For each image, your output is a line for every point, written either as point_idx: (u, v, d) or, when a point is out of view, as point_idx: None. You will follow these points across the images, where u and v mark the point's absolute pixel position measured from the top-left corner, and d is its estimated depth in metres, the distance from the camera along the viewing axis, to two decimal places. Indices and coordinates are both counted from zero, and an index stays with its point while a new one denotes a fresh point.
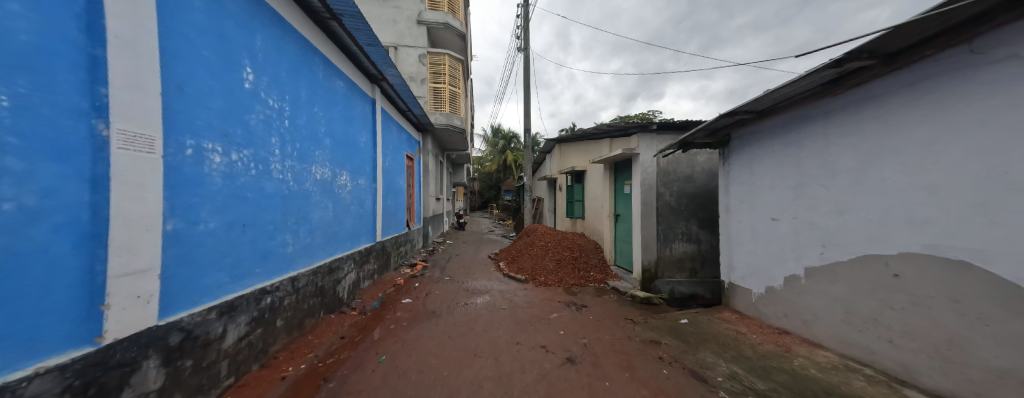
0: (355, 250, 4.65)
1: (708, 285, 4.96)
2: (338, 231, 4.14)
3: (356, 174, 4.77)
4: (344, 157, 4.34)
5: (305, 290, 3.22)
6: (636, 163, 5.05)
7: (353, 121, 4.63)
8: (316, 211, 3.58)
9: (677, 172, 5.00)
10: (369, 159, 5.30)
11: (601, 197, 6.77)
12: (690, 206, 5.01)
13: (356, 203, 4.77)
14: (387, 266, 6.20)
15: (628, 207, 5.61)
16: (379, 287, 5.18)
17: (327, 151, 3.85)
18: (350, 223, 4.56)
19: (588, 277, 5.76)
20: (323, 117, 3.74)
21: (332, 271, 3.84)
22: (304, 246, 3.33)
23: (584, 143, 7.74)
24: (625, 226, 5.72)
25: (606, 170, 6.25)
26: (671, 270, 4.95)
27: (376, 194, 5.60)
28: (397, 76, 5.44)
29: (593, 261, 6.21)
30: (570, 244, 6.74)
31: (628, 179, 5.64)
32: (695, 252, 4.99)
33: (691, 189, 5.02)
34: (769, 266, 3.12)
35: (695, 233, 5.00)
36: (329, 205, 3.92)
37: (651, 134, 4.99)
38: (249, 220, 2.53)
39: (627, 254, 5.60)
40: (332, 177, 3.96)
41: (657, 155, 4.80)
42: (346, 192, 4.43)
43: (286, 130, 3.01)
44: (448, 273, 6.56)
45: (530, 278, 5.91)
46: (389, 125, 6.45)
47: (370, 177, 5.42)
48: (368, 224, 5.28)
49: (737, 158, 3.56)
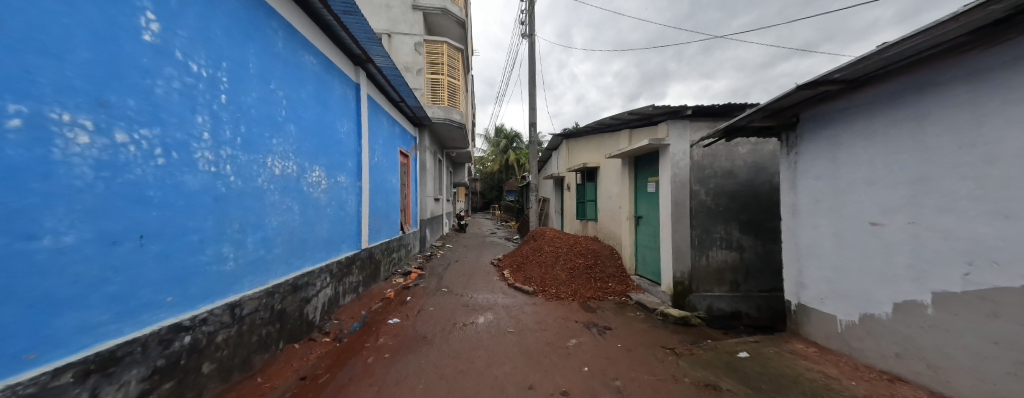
0: (332, 261, 3.92)
1: (756, 300, 4.15)
2: (308, 239, 3.41)
3: (335, 170, 4.04)
4: (317, 149, 3.60)
5: (252, 318, 2.48)
6: (666, 156, 4.27)
7: (329, 106, 3.89)
8: (273, 215, 2.85)
9: (714, 166, 4.22)
10: (351, 153, 4.56)
11: (618, 197, 6.00)
12: (729, 207, 4.23)
13: (334, 206, 4.05)
14: (376, 276, 5.47)
15: (653, 209, 4.83)
16: (364, 303, 4.45)
17: (292, 141, 3.12)
18: (326, 228, 3.82)
19: (606, 289, 5.00)
20: (285, 97, 3.01)
21: (297, 289, 3.11)
22: (255, 260, 2.60)
23: (597, 137, 6.97)
24: (649, 230, 4.94)
25: (626, 166, 5.48)
26: (709, 283, 4.17)
27: (361, 194, 4.85)
28: (385, 57, 4.70)
29: (610, 270, 5.44)
30: (583, 250, 5.96)
31: (653, 176, 4.87)
32: (737, 261, 4.19)
33: (730, 187, 4.23)
34: (866, 287, 2.33)
35: (736, 239, 4.21)
36: (295, 207, 3.20)
37: (683, 122, 4.20)
38: (153, 229, 1.80)
39: (653, 264, 4.82)
40: (298, 173, 3.23)
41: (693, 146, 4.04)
42: (320, 191, 3.69)
43: (223, 108, 2.27)
44: (445, 284, 5.81)
45: (539, 290, 5.15)
46: (378, 117, 5.73)
47: (354, 174, 4.69)
48: (351, 229, 4.54)
49: (811, 144, 2.77)
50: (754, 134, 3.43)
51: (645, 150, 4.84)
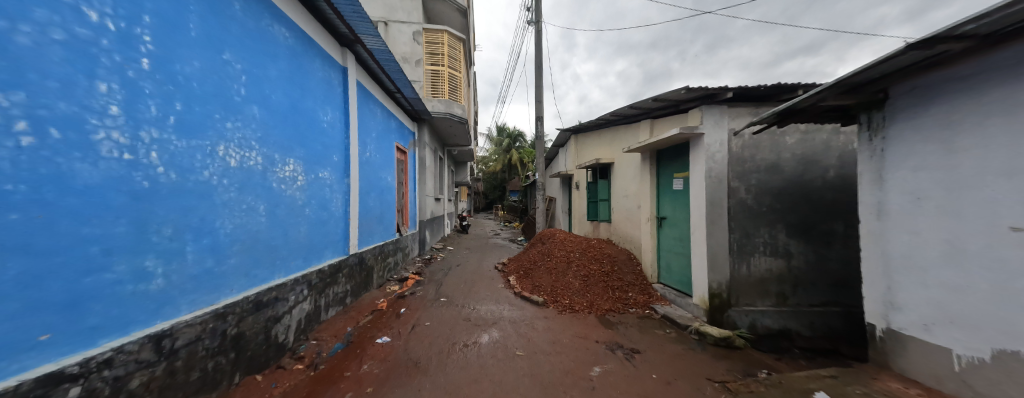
0: (312, 270, 3.37)
1: (808, 317, 3.52)
2: (277, 246, 2.86)
3: (314, 165, 3.49)
4: (291, 139, 3.05)
5: (191, 351, 1.91)
6: (699, 148, 3.67)
7: (308, 90, 3.33)
8: (226, 217, 2.29)
9: (756, 159, 3.62)
10: (336, 146, 4.01)
11: (637, 196, 5.42)
12: (774, 207, 3.61)
13: (315, 206, 3.51)
14: (368, 284, 4.94)
15: (681, 209, 4.24)
16: (351, 317, 3.90)
17: (255, 127, 2.56)
18: (303, 232, 3.28)
19: (626, 300, 4.41)
20: (244, 73, 2.44)
21: (261, 308, 2.55)
22: (198, 275, 2.05)
23: (611, 131, 6.37)
24: (676, 233, 4.35)
25: (647, 161, 4.89)
26: (751, 296, 3.56)
27: (348, 193, 4.30)
28: (374, 36, 4.07)
29: (629, 279, 4.86)
30: (598, 255, 5.38)
31: (680, 172, 4.28)
32: (784, 270, 3.58)
33: (775, 183, 3.62)
34: (1004, 315, 1.69)
35: (783, 245, 3.59)
36: (260, 207, 2.64)
37: (721, 107, 3.60)
38: (11, 239, 1.21)
39: (681, 272, 4.23)
40: (264, 166, 2.68)
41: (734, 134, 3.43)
42: (295, 189, 3.14)
43: (143, 76, 1.70)
44: (445, 292, 5.25)
45: (550, 300, 4.57)
46: (370, 108, 5.19)
47: (340, 170, 4.14)
48: (336, 233, 3.99)
49: (911, 126, 2.16)
50: (811, 119, 2.96)
51: (671, 142, 4.25)
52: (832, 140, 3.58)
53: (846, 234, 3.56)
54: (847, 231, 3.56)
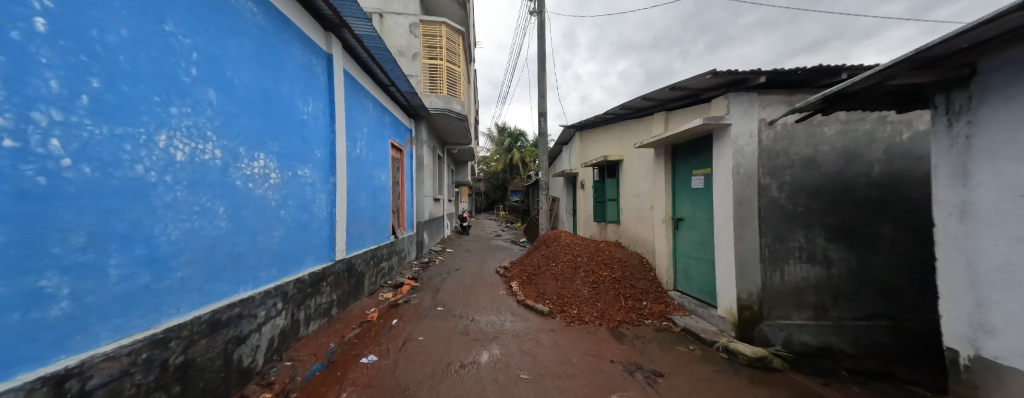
0: (288, 280, 2.99)
1: (851, 332, 3.09)
2: (243, 253, 2.48)
3: (292, 162, 3.11)
4: (261, 132, 2.67)
5: (111, 391, 1.52)
6: (726, 141, 3.25)
7: (283, 76, 2.95)
8: (170, 222, 1.90)
9: (790, 153, 3.20)
10: (320, 141, 3.63)
11: (649, 196, 5.01)
12: (811, 208, 3.19)
13: (293, 208, 3.14)
14: (358, 292, 4.55)
15: (702, 209, 3.83)
16: (335, 331, 3.51)
17: (211, 115, 2.18)
18: (277, 238, 2.90)
19: (640, 310, 4.00)
20: (195, 50, 2.06)
21: (218, 329, 2.15)
22: (127, 292, 1.66)
23: (620, 126, 5.97)
24: (695, 236, 3.94)
25: (661, 157, 4.48)
26: (785, 308, 3.14)
27: (334, 193, 3.92)
28: (361, 19, 3.67)
29: (642, 286, 4.45)
30: (607, 260, 4.97)
31: (701, 168, 3.86)
32: (822, 279, 3.15)
33: (812, 180, 3.19)
34: None
35: (821, 250, 3.16)
36: (219, 209, 2.26)
37: (750, 95, 3.18)
38: None
39: (703, 279, 3.81)
40: (225, 162, 2.29)
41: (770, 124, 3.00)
42: (267, 189, 2.76)
43: (37, 40, 1.32)
44: (442, 300, 4.86)
45: (556, 310, 4.17)
46: (360, 101, 4.80)
47: (325, 167, 3.76)
48: (319, 237, 3.61)
49: (1004, 106, 1.71)
50: (858, 104, 2.58)
51: (690, 135, 3.83)
52: (877, 131, 3.14)
53: (895, 239, 3.11)
54: (895, 235, 3.11)
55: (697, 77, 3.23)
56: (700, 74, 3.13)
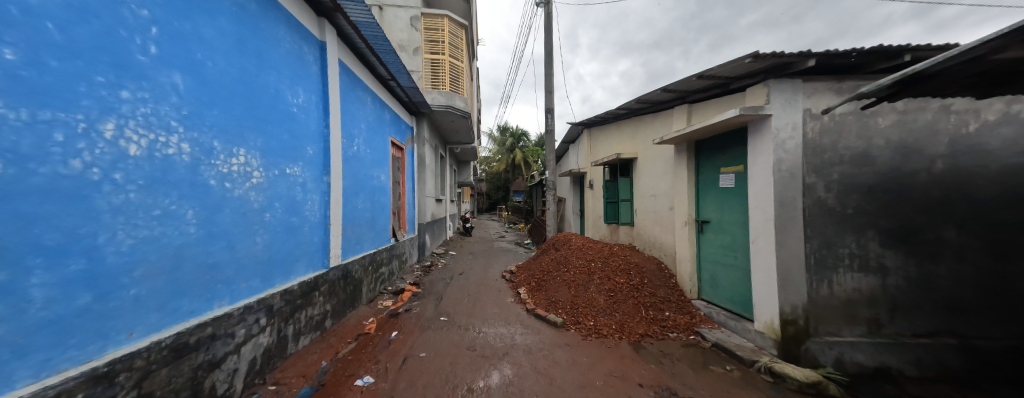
0: (274, 291, 2.66)
1: (910, 351, 2.73)
2: (219, 264, 2.15)
3: (278, 159, 2.78)
4: (240, 123, 2.34)
5: None
6: (765, 134, 2.90)
7: (267, 63, 2.63)
8: (119, 229, 1.56)
9: (838, 147, 2.84)
10: (311, 137, 3.30)
11: (668, 196, 4.65)
12: (863, 209, 2.83)
13: (279, 211, 2.81)
14: (355, 300, 4.22)
15: (732, 211, 3.47)
16: (329, 347, 3.18)
17: (177, 102, 1.85)
18: (260, 244, 2.56)
19: (663, 322, 3.64)
20: (155, 24, 1.74)
21: (184, 354, 1.81)
22: (59, 318, 1.32)
23: (634, 122, 5.62)
24: (724, 240, 3.58)
25: (683, 154, 4.12)
26: (835, 323, 2.79)
27: (328, 194, 3.60)
28: (357, 4, 3.36)
29: (663, 294, 4.09)
30: (623, 265, 4.61)
31: (731, 165, 3.50)
32: (877, 290, 2.78)
33: (863, 178, 2.83)
34: None
35: (875, 257, 2.80)
36: (187, 213, 1.92)
37: (793, 81, 2.83)
38: None
39: (734, 288, 3.45)
40: (194, 157, 1.96)
41: (824, 113, 2.58)
42: (248, 189, 2.42)
43: None
44: (445, 309, 4.52)
45: (570, 321, 3.82)
46: (358, 95, 4.49)
47: (317, 166, 3.44)
48: (310, 242, 3.27)
49: None
50: (931, 89, 2.24)
51: (718, 129, 3.48)
52: (938, 122, 2.78)
53: (960, 245, 2.74)
54: (961, 240, 2.75)
55: (733, 62, 2.88)
56: (737, 58, 2.78)
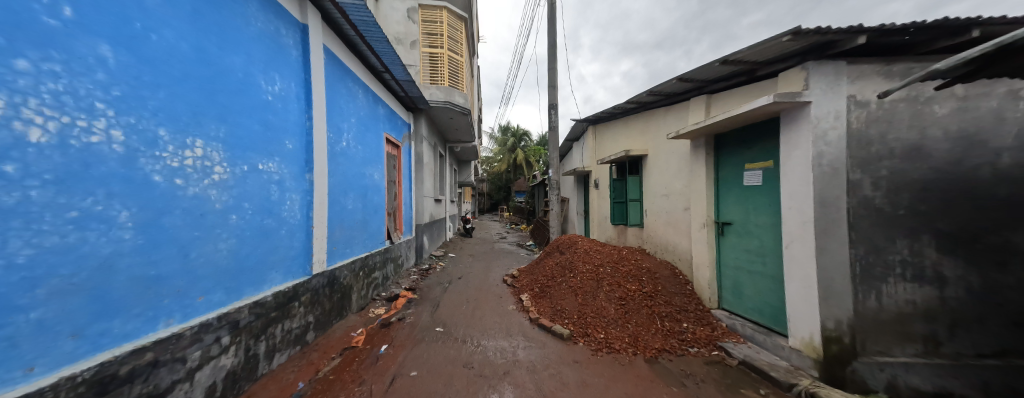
0: (242, 304, 2.33)
1: (974, 373, 2.36)
2: (165, 275, 1.81)
3: (247, 153, 2.44)
4: (196, 111, 2.01)
5: None
6: (802, 125, 2.54)
7: (232, 42, 2.30)
8: (13, 235, 1.22)
9: (887, 139, 2.48)
10: (290, 129, 2.97)
11: (683, 195, 4.30)
12: (917, 210, 2.45)
13: (249, 213, 2.47)
14: (343, 308, 3.88)
15: (760, 212, 3.11)
16: (308, 365, 2.83)
17: (103, 80, 1.51)
18: (224, 251, 2.23)
19: (681, 335, 3.28)
20: None
21: (111, 389, 1.47)
22: None
23: (644, 117, 5.27)
24: (750, 245, 3.22)
25: (701, 149, 3.77)
26: (885, 340, 2.42)
27: (311, 193, 3.26)
28: None
29: (679, 303, 3.73)
30: (634, 271, 4.26)
31: (759, 162, 3.13)
32: (935, 303, 2.41)
33: (916, 174, 2.46)
34: None
35: (931, 265, 2.43)
36: (118, 214, 1.58)
37: (836, 64, 2.46)
38: None
39: (762, 298, 3.09)
40: (129, 148, 1.62)
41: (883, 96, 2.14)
42: (207, 187, 2.09)
43: None
44: (441, 317, 4.18)
45: (578, 333, 3.46)
46: (347, 86, 4.16)
47: (298, 162, 3.10)
48: (288, 247, 2.93)
49: None
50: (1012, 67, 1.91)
51: (743, 121, 3.12)
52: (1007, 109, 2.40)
53: None
54: None
55: (766, 42, 2.53)
56: (773, 37, 2.42)
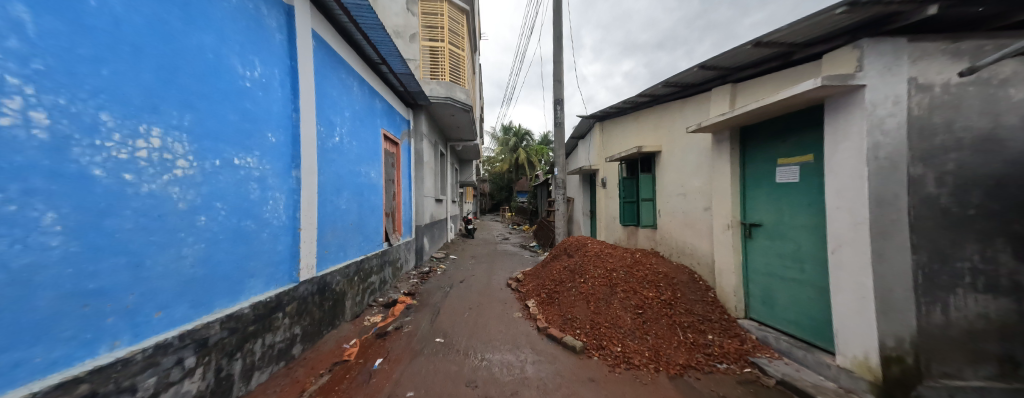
0: (212, 318, 2.03)
1: None
2: (109, 288, 1.52)
3: (219, 146, 2.14)
4: (151, 94, 1.71)
5: None
6: (853, 112, 2.22)
7: (201, 18, 2.01)
8: None
9: (953, 128, 2.14)
10: (273, 121, 2.67)
11: (704, 194, 3.97)
12: (989, 210, 2.11)
13: (222, 213, 2.17)
14: (335, 317, 3.59)
15: (797, 212, 2.78)
16: (293, 383, 2.53)
17: (20, 48, 1.23)
18: (190, 257, 1.93)
19: (707, 348, 2.95)
20: None
21: None
22: None
23: (658, 110, 4.94)
24: (785, 249, 2.89)
25: (726, 144, 3.44)
26: (953, 361, 2.09)
27: (298, 192, 2.97)
28: None
29: (701, 312, 3.40)
30: (650, 276, 3.93)
31: (796, 156, 2.80)
32: (1013, 319, 2.06)
33: (989, 168, 2.12)
34: None
35: (1007, 274, 2.08)
36: (40, 216, 1.29)
37: (896, 42, 2.13)
38: None
39: (800, 309, 2.77)
40: (53, 134, 1.33)
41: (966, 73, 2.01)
42: (166, 184, 1.79)
43: None
44: (441, 326, 3.87)
45: (592, 346, 3.15)
46: (340, 77, 3.86)
47: (283, 157, 2.81)
48: (271, 252, 2.63)
49: None
50: None
51: (777, 110, 2.80)
52: None
53: None
54: None
55: (816, 16, 2.25)
56: (826, 8, 2.13)
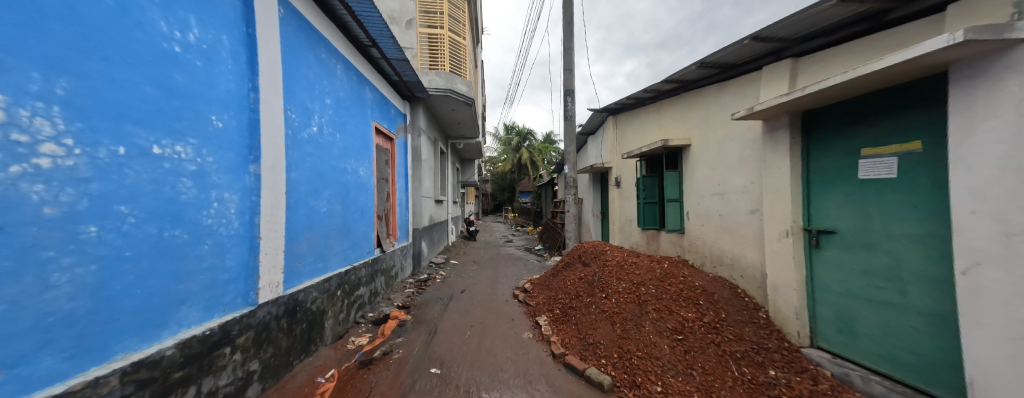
0: (105, 370, 1.41)
1: None
2: None
3: (124, 126, 1.54)
4: None
5: None
6: (1006, 79, 1.59)
7: None
8: None
9: None
10: (218, 99, 2.07)
11: (750, 194, 3.34)
12: None
13: (129, 221, 1.56)
14: (311, 340, 3.00)
15: (895, 217, 2.15)
16: None
17: None
18: (66, 286, 1.32)
19: (772, 389, 2.30)
20: None
21: None
22: None
23: (688, 99, 4.32)
24: (876, 263, 2.27)
25: (786, 132, 2.81)
26: None
27: (257, 192, 2.37)
28: None
29: (755, 339, 2.76)
30: (686, 292, 3.31)
31: (893, 145, 2.17)
32: None
33: None
34: None
35: None
36: None
37: None
38: None
39: (900, 341, 2.14)
40: None
41: None
42: (17, 178, 1.18)
43: None
44: (437, 350, 3.27)
45: (624, 382, 2.53)
46: (318, 55, 3.26)
47: (234, 147, 2.20)
48: (214, 270, 2.03)
49: None
50: None
51: (868, 85, 2.17)
52: None
53: None
54: None
55: None
56: None
